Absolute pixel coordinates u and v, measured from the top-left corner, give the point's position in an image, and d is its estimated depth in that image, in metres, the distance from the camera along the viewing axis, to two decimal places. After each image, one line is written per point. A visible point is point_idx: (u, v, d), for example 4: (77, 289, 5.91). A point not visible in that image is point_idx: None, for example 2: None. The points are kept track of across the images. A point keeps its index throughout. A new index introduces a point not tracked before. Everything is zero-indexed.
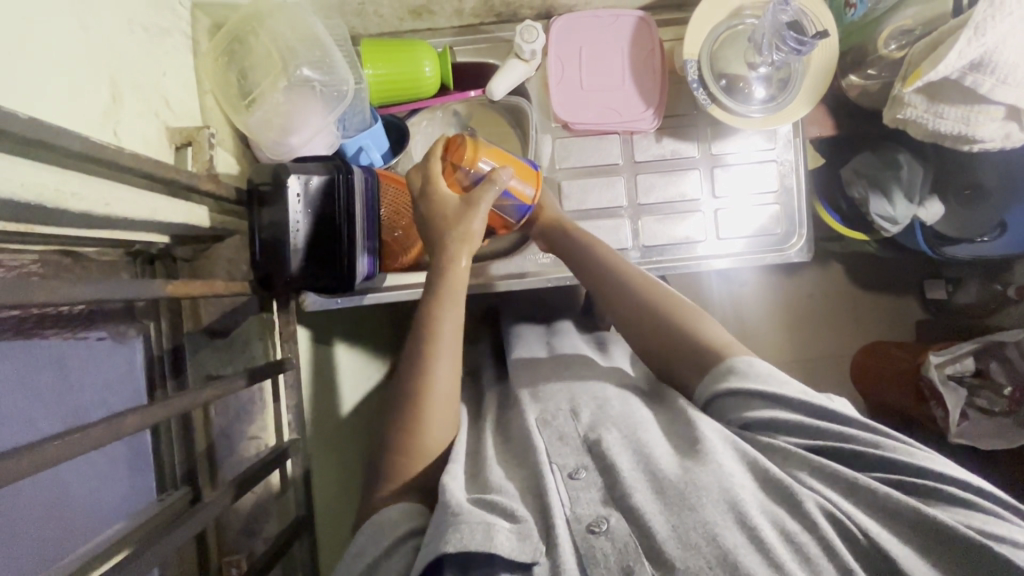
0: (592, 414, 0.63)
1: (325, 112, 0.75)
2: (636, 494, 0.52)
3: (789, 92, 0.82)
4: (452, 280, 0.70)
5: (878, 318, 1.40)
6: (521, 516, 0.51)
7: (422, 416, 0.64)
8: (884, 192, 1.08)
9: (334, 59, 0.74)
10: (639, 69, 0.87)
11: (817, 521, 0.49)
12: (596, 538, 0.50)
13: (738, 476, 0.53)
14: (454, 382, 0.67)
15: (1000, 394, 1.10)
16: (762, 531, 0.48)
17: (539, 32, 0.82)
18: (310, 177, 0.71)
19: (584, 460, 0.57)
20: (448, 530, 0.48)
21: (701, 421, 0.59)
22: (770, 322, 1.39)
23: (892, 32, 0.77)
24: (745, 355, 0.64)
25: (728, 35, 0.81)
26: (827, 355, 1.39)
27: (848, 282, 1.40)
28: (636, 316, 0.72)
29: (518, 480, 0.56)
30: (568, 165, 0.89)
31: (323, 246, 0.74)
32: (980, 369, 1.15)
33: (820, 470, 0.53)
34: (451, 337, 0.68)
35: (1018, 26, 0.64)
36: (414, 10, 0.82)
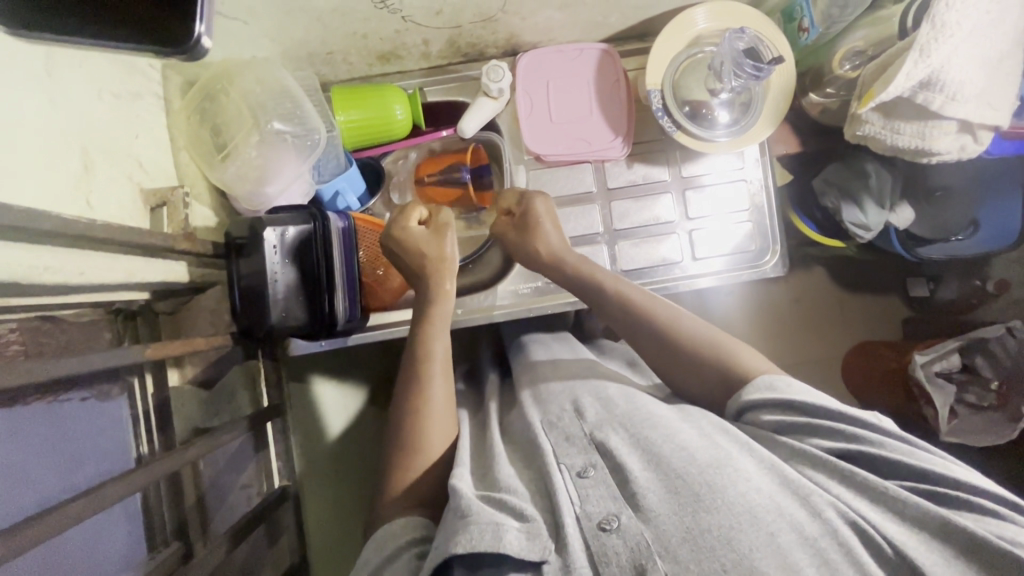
0: (598, 414, 0.64)
1: (300, 162, 0.77)
2: (649, 496, 0.52)
3: (751, 116, 0.84)
4: (442, 304, 0.74)
5: (864, 320, 1.41)
6: (530, 515, 0.52)
7: (419, 432, 0.65)
8: (855, 201, 1.11)
9: (304, 110, 0.77)
10: (605, 100, 0.90)
11: (839, 528, 0.48)
12: (606, 536, 0.49)
13: (754, 478, 0.52)
14: (449, 412, 0.68)
15: (990, 388, 1.13)
16: (781, 537, 0.47)
17: (505, 71, 0.84)
18: (286, 228, 0.72)
19: (591, 459, 0.57)
20: (459, 531, 0.50)
21: (715, 429, 0.59)
22: (758, 330, 1.40)
23: (845, 53, 0.80)
24: (779, 375, 0.63)
25: (688, 64, 0.83)
26: (816, 360, 1.40)
27: (831, 286, 1.41)
28: (653, 342, 0.71)
29: (529, 480, 0.57)
30: (543, 197, 0.91)
31: (302, 291, 0.75)
32: (968, 364, 1.16)
33: (847, 478, 0.52)
34: (443, 359, 0.71)
35: (960, 46, 0.66)
36: (382, 55, 0.84)
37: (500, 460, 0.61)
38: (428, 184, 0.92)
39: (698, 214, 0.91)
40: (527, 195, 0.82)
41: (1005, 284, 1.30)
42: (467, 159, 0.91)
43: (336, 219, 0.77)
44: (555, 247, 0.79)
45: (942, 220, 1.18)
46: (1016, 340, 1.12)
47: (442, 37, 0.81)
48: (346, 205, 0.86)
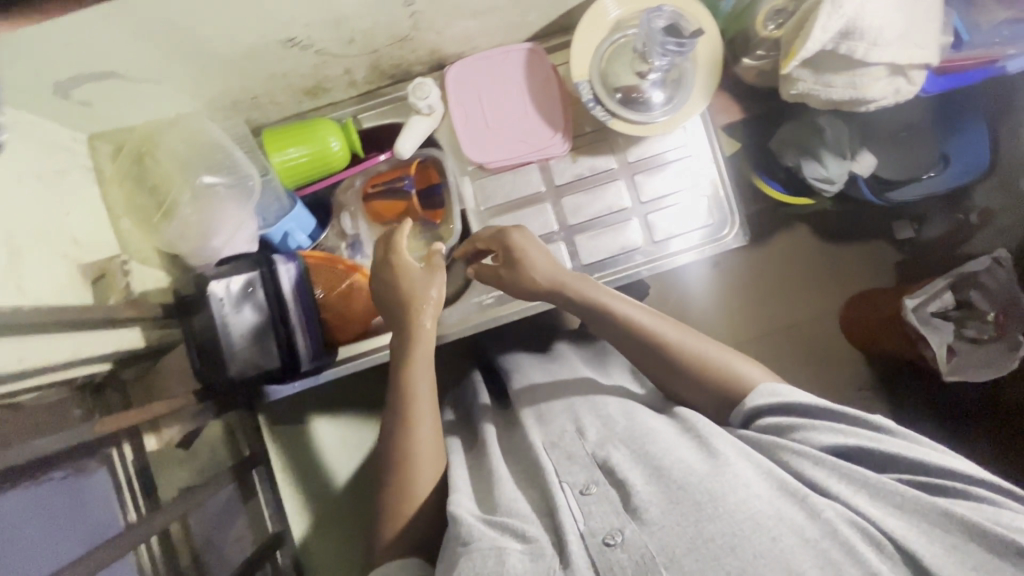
0: (597, 433, 0.64)
1: (240, 211, 0.77)
2: (652, 509, 0.52)
3: (684, 91, 0.83)
4: (421, 344, 0.72)
5: (858, 270, 1.39)
6: (532, 535, 0.53)
7: (407, 474, 0.66)
8: (814, 156, 1.11)
9: (235, 159, 0.78)
10: (539, 99, 0.89)
11: (838, 527, 0.49)
12: (612, 550, 0.51)
13: (753, 486, 0.52)
14: (438, 446, 0.68)
15: (987, 320, 1.11)
16: (782, 542, 0.48)
17: (431, 88, 0.82)
18: (230, 281, 0.72)
19: (593, 476, 0.58)
20: (462, 560, 0.52)
21: (712, 434, 0.59)
22: (750, 296, 1.39)
23: (767, 14, 0.78)
24: (779, 381, 0.64)
25: (613, 50, 0.81)
26: (815, 317, 1.38)
27: (819, 240, 1.39)
28: (647, 360, 0.71)
29: (530, 499, 0.59)
30: (493, 204, 0.90)
31: (257, 339, 0.73)
32: (961, 300, 1.15)
33: (847, 475, 0.53)
34: (428, 398, 0.69)
35: None
36: (308, 91, 0.83)
37: (499, 481, 0.62)
38: (373, 198, 0.91)
39: (653, 199, 0.90)
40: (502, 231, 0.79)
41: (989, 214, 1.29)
42: (408, 171, 0.89)
43: (283, 263, 0.76)
44: (549, 271, 0.76)
45: (909, 162, 1.17)
46: (1004, 270, 1.09)
47: (363, 64, 0.80)
48: (297, 243, 0.86)
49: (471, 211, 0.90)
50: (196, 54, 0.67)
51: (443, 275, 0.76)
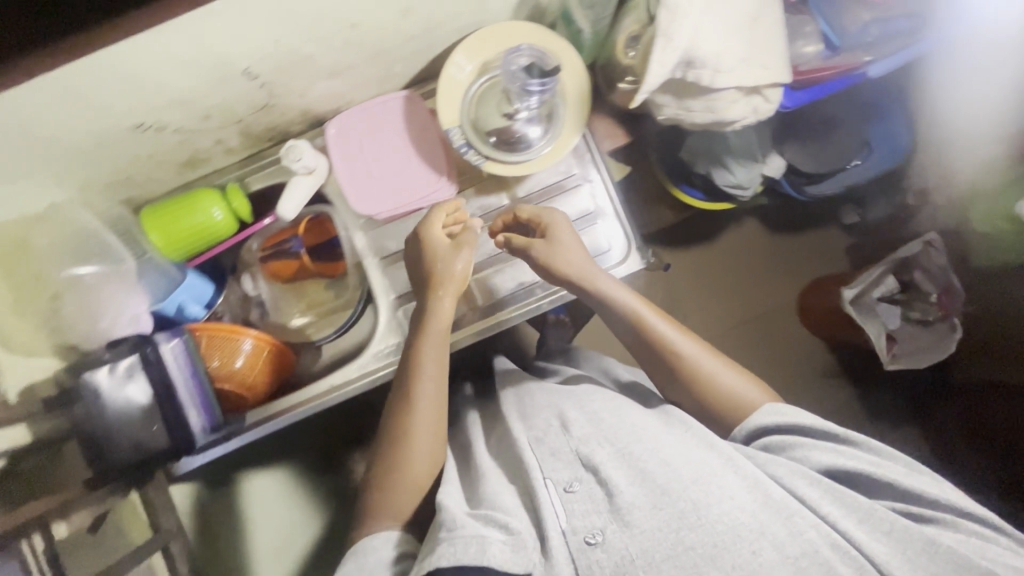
0: (581, 426, 0.68)
1: (120, 294, 0.78)
2: (635, 513, 0.56)
3: (557, 124, 0.83)
4: (437, 319, 0.76)
5: (810, 258, 1.39)
6: (515, 527, 0.58)
7: (409, 442, 0.69)
8: (723, 163, 1.12)
9: (110, 245, 0.79)
10: (421, 146, 0.89)
11: (821, 549, 0.53)
12: (592, 550, 0.55)
13: (737, 497, 0.57)
14: (438, 431, 0.71)
15: (931, 301, 1.18)
16: (762, 555, 0.52)
17: (304, 150, 0.83)
18: (100, 370, 0.72)
19: (577, 473, 0.62)
20: (445, 544, 0.56)
21: (708, 440, 0.64)
22: (707, 294, 1.39)
23: (625, 40, 0.77)
24: (780, 401, 0.70)
25: (482, 92, 0.81)
26: (773, 308, 1.38)
27: (766, 232, 1.39)
28: (653, 354, 0.76)
29: (515, 497, 0.63)
30: (389, 253, 0.91)
31: (137, 423, 0.72)
32: (906, 283, 1.22)
33: (838, 497, 0.58)
34: (435, 371, 0.73)
35: (703, 20, 0.65)
36: (184, 164, 0.83)
37: (487, 480, 0.66)
38: (265, 261, 0.92)
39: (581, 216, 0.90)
40: (548, 209, 0.83)
41: None
42: (298, 230, 0.91)
43: (165, 340, 0.76)
44: (575, 259, 0.79)
45: (831, 154, 1.14)
46: (936, 251, 1.16)
47: (233, 133, 0.81)
48: (192, 315, 0.86)
49: (367, 263, 0.91)
50: (47, 152, 0.68)
51: (470, 250, 0.79)
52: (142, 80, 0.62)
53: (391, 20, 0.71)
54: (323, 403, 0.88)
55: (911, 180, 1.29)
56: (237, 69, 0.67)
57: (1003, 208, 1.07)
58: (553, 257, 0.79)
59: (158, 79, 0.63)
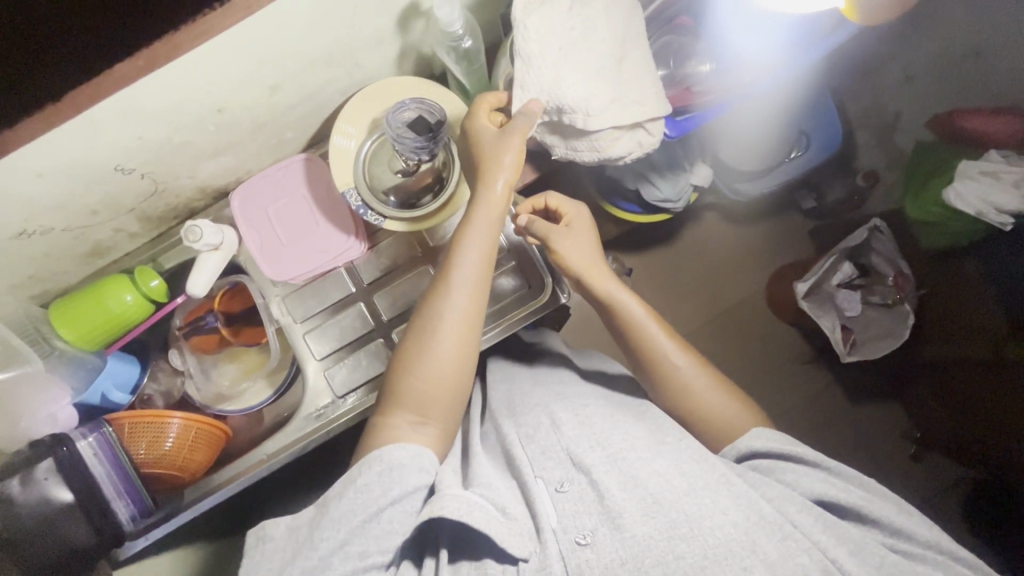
0: (573, 428, 0.70)
1: (37, 399, 0.78)
2: (627, 517, 0.59)
3: (451, 173, 0.81)
4: (482, 213, 0.68)
5: (773, 248, 1.38)
6: (511, 512, 0.62)
7: (438, 345, 0.67)
8: (650, 179, 1.11)
9: (16, 349, 0.78)
10: (326, 207, 0.88)
11: (811, 573, 0.55)
12: (582, 549, 0.59)
13: (728, 513, 0.59)
14: (467, 341, 0.68)
15: (888, 284, 1.19)
16: (753, 572, 0.54)
17: (203, 228, 0.82)
18: (11, 482, 0.71)
19: (568, 473, 0.65)
20: (447, 497, 0.60)
21: (705, 457, 0.65)
22: (674, 296, 1.38)
23: (506, 82, 0.77)
24: (765, 427, 0.72)
25: (374, 151, 0.81)
26: (742, 303, 1.37)
27: (724, 226, 1.39)
28: (643, 360, 0.77)
29: (508, 485, 0.67)
30: (308, 313, 0.90)
31: (62, 523, 0.73)
32: (863, 268, 1.23)
33: (828, 526, 0.61)
34: (473, 278, 0.68)
35: (560, 69, 0.68)
36: (89, 255, 0.84)
37: (477, 462, 0.71)
38: (187, 338, 0.92)
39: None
40: (579, 203, 0.85)
41: (876, 174, 1.27)
42: (213, 305, 0.91)
43: (81, 437, 0.76)
44: (583, 259, 0.80)
45: (758, 152, 1.15)
46: (884, 235, 1.19)
47: (131, 220, 0.81)
48: (117, 402, 0.87)
49: (286, 325, 0.90)
50: None
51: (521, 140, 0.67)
52: (9, 197, 0.62)
53: (262, 97, 0.71)
54: (253, 474, 0.87)
55: (859, 162, 1.28)
56: (106, 168, 0.67)
57: (939, 192, 1.06)
58: (560, 252, 0.80)
59: (29, 193, 0.63)
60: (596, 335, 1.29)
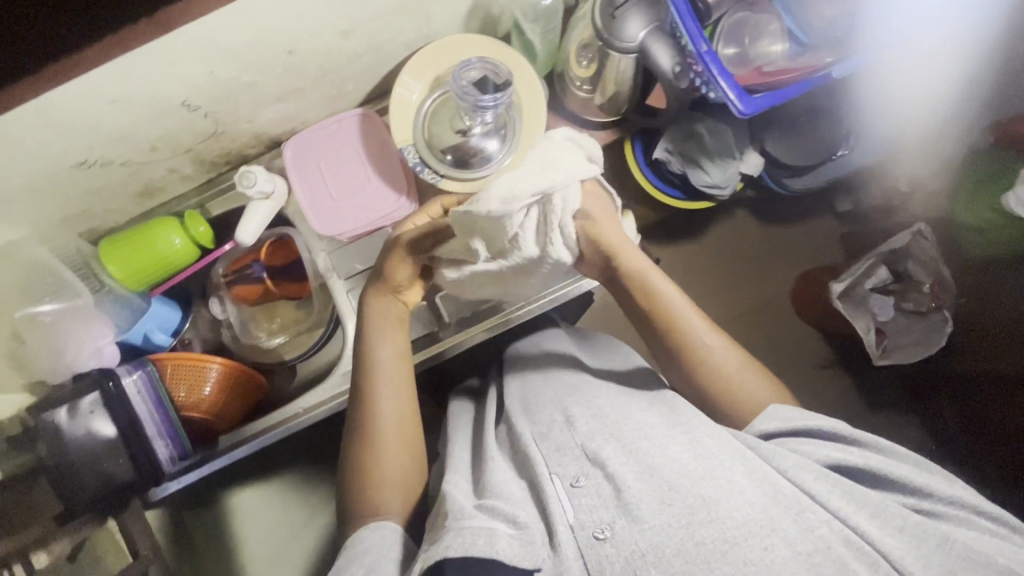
0: (587, 422, 0.67)
1: (77, 334, 0.77)
2: (643, 507, 0.56)
3: (513, 139, 0.81)
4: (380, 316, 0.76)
5: (801, 248, 1.34)
6: (522, 522, 0.58)
7: (375, 444, 0.71)
8: (698, 164, 1.10)
9: (65, 280, 0.78)
10: (378, 163, 0.87)
11: (832, 545, 0.52)
12: (601, 544, 0.55)
13: (747, 494, 0.55)
14: (404, 428, 0.72)
15: (924, 291, 1.17)
16: (774, 552, 0.51)
17: (257, 174, 0.81)
18: (57, 410, 0.71)
19: (583, 467, 0.62)
20: (453, 536, 0.56)
21: (709, 433, 0.62)
22: (698, 291, 1.35)
23: (577, 48, 0.79)
24: (785, 403, 0.69)
25: (436, 108, 0.80)
26: (767, 303, 1.33)
27: (754, 223, 1.35)
28: (670, 345, 0.72)
29: (522, 486, 0.64)
30: (353, 271, 0.89)
31: (102, 459, 0.73)
32: (899, 273, 1.20)
33: (849, 492, 0.58)
34: (392, 363, 0.74)
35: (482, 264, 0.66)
36: (140, 194, 0.83)
37: (492, 465, 0.67)
38: (229, 287, 0.92)
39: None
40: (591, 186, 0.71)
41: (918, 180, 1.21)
42: (258, 255, 0.90)
43: (127, 373, 0.77)
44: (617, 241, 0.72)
45: (814, 146, 1.11)
46: (928, 241, 1.15)
47: (185, 161, 0.80)
48: (158, 343, 0.87)
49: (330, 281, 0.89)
50: None
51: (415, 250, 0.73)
52: (79, 119, 0.61)
53: (333, 41, 0.69)
54: (291, 426, 0.86)
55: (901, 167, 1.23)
56: (174, 103, 0.66)
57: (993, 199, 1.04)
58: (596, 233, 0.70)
59: (96, 119, 0.62)
60: (620, 323, 1.28)
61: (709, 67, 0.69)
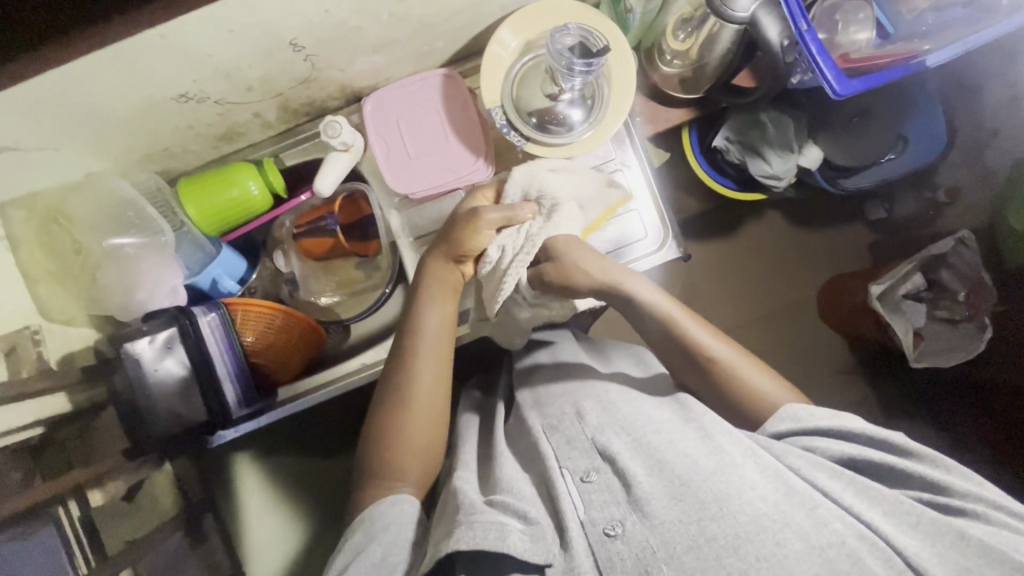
0: (598, 416, 0.66)
1: (157, 270, 0.77)
2: (653, 503, 0.56)
3: (601, 107, 0.82)
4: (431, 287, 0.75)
5: (827, 252, 1.34)
6: (533, 518, 0.58)
7: (400, 413, 0.69)
8: (759, 154, 1.11)
9: (148, 215, 0.78)
10: (457, 124, 0.87)
11: (847, 540, 0.51)
12: (612, 541, 0.55)
13: (758, 487, 0.55)
14: (433, 403, 0.71)
15: (959, 301, 1.13)
16: (786, 547, 0.50)
17: (343, 125, 0.82)
18: (139, 342, 0.71)
19: (594, 462, 0.62)
20: (465, 529, 0.56)
21: (720, 429, 0.62)
22: (724, 288, 1.34)
23: (676, 22, 0.81)
24: (802, 403, 0.66)
25: (524, 72, 0.81)
26: (789, 304, 1.34)
27: (785, 225, 1.34)
28: (677, 351, 0.72)
29: (531, 485, 0.63)
30: (425, 232, 0.89)
31: (178, 395, 0.72)
32: (932, 280, 1.16)
33: (862, 490, 0.56)
34: (434, 333, 0.72)
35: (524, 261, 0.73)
36: (222, 137, 0.83)
37: (503, 461, 0.67)
38: (298, 240, 0.92)
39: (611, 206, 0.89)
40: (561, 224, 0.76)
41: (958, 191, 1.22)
42: (332, 208, 0.90)
43: (203, 313, 0.76)
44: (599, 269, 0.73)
45: (866, 148, 1.13)
46: (970, 250, 1.12)
47: (271, 107, 0.80)
48: (225, 289, 0.86)
49: (402, 240, 0.89)
50: (91, 119, 0.67)
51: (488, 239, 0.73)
52: (196, 49, 0.61)
53: None
54: (353, 382, 0.88)
55: (940, 177, 1.23)
56: (282, 41, 0.66)
57: None
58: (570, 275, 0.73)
59: (209, 51, 0.62)
60: None
61: (809, 46, 0.70)
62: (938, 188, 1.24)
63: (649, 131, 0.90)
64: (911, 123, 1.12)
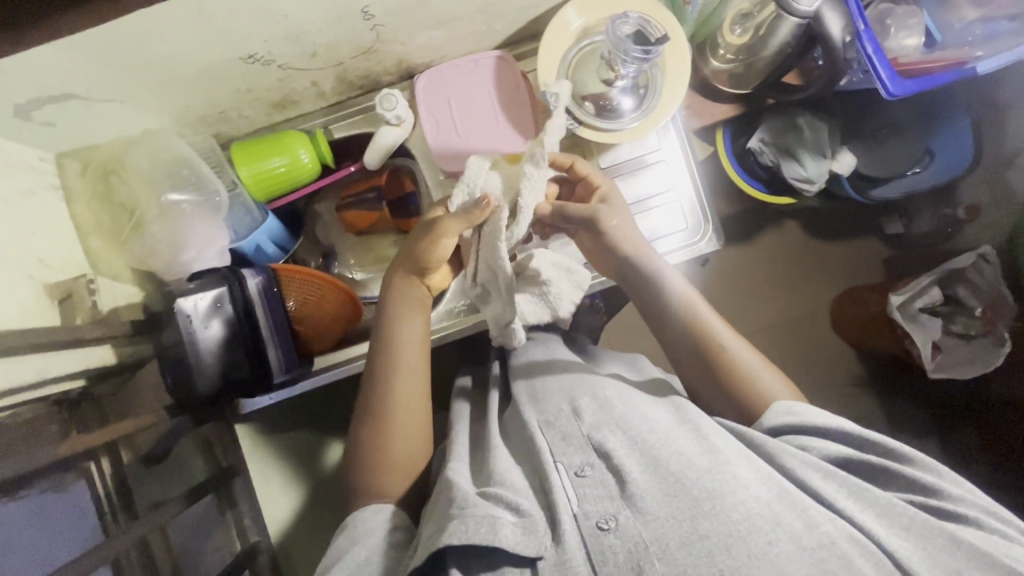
0: (594, 413, 0.64)
1: (208, 229, 0.78)
2: (647, 499, 0.55)
3: (653, 97, 0.83)
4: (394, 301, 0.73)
5: (844, 264, 1.35)
6: (525, 510, 0.56)
7: (386, 429, 0.69)
8: (794, 157, 1.13)
9: (204, 175, 0.79)
10: (508, 106, 0.87)
11: (838, 542, 0.50)
12: (605, 535, 0.53)
13: (751, 486, 0.54)
14: (412, 421, 0.70)
15: (974, 316, 1.12)
16: (778, 547, 0.50)
17: (398, 98, 0.82)
18: (196, 300, 0.72)
19: (589, 458, 0.60)
20: (454, 523, 0.54)
21: (710, 430, 0.61)
22: (740, 294, 1.35)
23: (733, 18, 0.83)
24: (798, 399, 0.65)
25: (579, 58, 0.82)
26: (803, 313, 1.34)
27: (803, 234, 1.35)
28: (683, 334, 0.72)
29: (525, 475, 0.61)
30: None
31: (228, 352, 0.73)
32: (949, 296, 1.15)
33: (856, 492, 0.55)
34: (408, 349, 0.72)
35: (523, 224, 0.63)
36: (276, 104, 0.83)
37: (494, 453, 0.65)
38: (343, 212, 0.93)
39: (637, 202, 0.90)
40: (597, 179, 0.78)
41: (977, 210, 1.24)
42: (378, 181, 0.91)
43: (251, 274, 0.76)
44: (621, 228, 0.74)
45: (892, 159, 1.15)
46: (990, 266, 1.11)
47: (330, 76, 0.81)
48: (269, 255, 0.86)
49: None
50: (161, 74, 0.68)
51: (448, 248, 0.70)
52: (277, 8, 0.62)
53: None
54: None
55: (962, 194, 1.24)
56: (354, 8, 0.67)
57: None
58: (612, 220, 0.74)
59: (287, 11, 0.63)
60: None
61: (865, 46, 0.71)
62: (959, 206, 1.25)
63: (693, 125, 0.92)
64: (940, 138, 1.13)
